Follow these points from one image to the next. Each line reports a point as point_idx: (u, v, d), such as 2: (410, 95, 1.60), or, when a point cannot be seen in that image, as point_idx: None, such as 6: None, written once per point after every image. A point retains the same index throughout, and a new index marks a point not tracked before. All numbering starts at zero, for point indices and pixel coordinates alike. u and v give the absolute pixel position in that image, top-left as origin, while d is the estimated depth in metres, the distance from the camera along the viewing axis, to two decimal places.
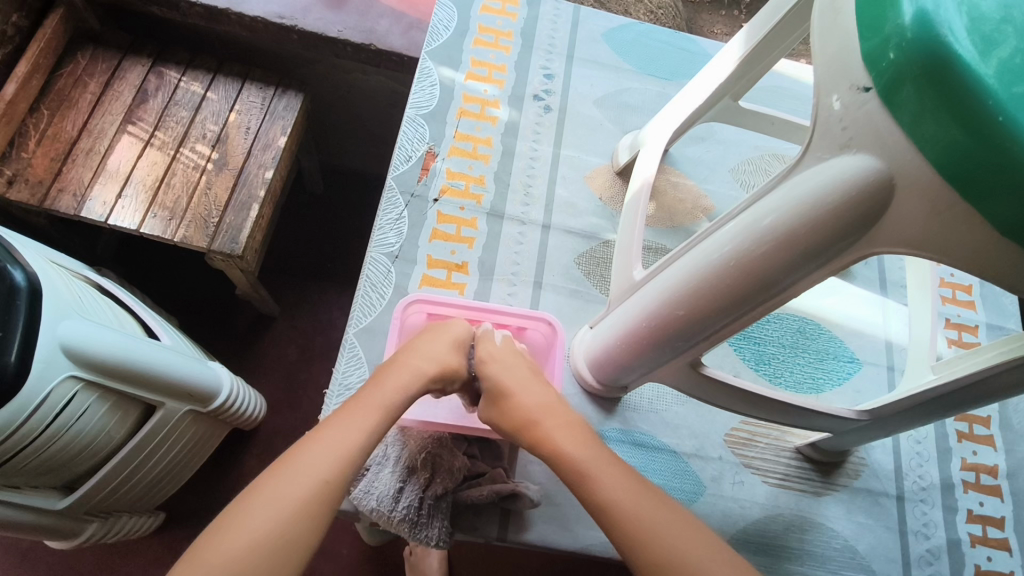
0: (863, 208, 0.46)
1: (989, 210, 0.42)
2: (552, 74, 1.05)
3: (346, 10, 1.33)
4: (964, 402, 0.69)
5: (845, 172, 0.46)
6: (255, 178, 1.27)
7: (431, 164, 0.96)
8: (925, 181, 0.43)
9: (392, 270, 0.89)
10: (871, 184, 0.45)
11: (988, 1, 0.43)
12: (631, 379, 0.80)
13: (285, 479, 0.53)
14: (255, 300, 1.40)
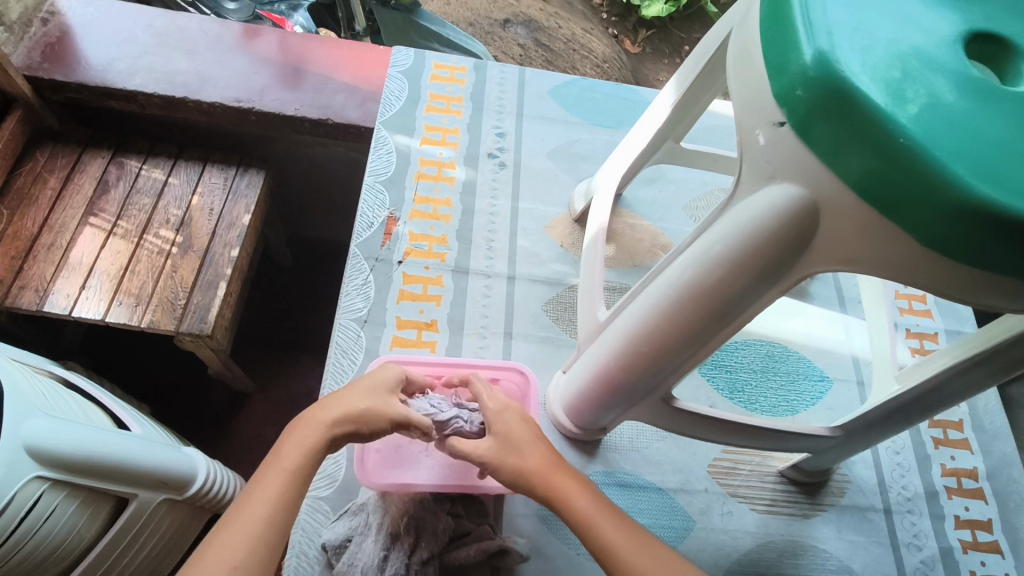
0: (799, 229, 0.49)
1: (910, 224, 0.45)
2: (504, 132, 1.10)
3: (302, 88, 1.38)
4: (927, 406, 0.71)
5: (774, 198, 0.49)
6: (221, 257, 1.28)
7: (393, 228, 0.98)
8: (846, 200, 0.46)
9: (361, 335, 0.89)
10: (803, 208, 0.48)
11: (881, 35, 0.47)
12: (610, 419, 0.80)
13: (240, 527, 0.56)
14: (229, 379, 1.38)
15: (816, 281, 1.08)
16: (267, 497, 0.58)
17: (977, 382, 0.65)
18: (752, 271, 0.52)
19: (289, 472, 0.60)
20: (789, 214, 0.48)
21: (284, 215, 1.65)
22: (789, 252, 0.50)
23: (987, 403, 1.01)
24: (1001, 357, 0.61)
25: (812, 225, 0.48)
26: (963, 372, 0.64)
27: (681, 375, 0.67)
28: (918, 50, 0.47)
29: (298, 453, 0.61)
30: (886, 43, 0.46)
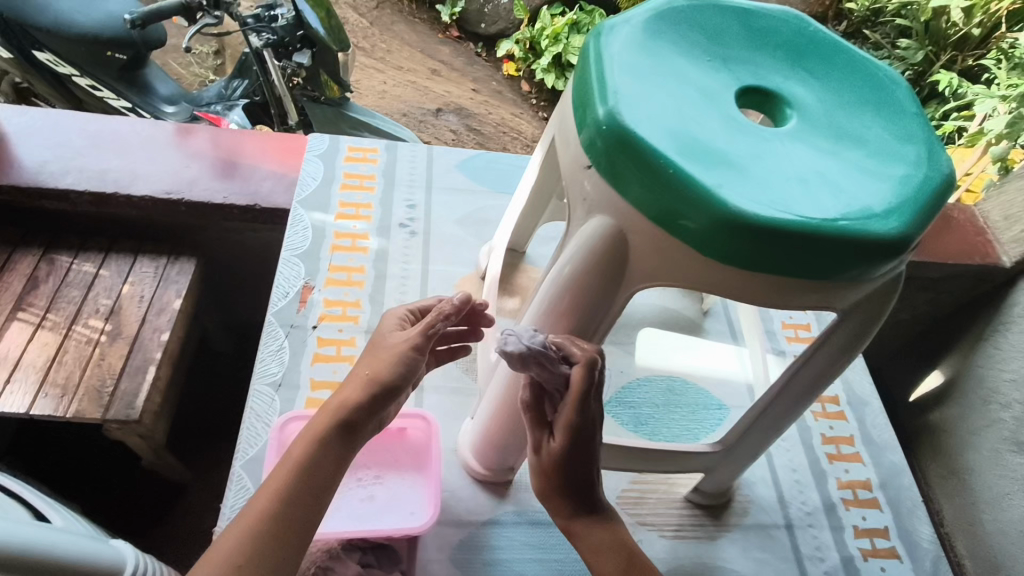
0: (611, 261, 0.57)
1: (693, 239, 0.53)
2: (414, 204, 1.19)
3: (231, 178, 1.47)
4: (772, 425, 0.78)
5: (587, 238, 0.57)
6: (150, 342, 1.31)
7: (308, 296, 1.04)
8: (642, 224, 0.55)
9: (275, 398, 0.93)
10: (612, 236, 0.57)
11: (660, 92, 0.57)
12: (512, 458, 0.86)
13: (272, 485, 0.61)
14: (162, 468, 1.38)
15: (709, 318, 1.17)
16: (302, 456, 0.62)
17: (806, 392, 0.73)
18: (584, 304, 0.60)
19: (327, 434, 0.63)
20: (598, 252, 0.57)
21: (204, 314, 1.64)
22: (607, 283, 0.59)
23: (874, 417, 1.10)
24: (826, 355, 0.68)
25: (620, 258, 0.57)
26: (803, 374, 0.71)
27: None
28: (691, 103, 0.57)
29: (336, 411, 0.63)
30: (663, 98, 0.56)
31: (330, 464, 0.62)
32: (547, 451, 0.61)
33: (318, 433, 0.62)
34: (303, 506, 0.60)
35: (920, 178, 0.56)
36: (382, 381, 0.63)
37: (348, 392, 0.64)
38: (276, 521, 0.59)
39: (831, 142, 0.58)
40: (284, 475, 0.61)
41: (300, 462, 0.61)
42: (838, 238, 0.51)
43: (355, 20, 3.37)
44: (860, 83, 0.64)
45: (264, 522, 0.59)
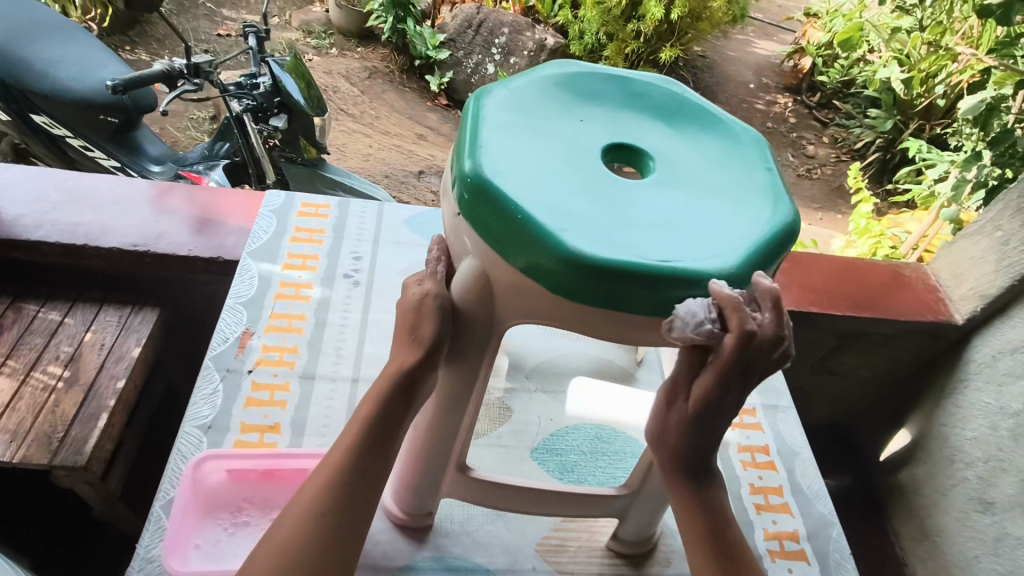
0: (482, 303, 0.63)
1: (546, 279, 0.58)
2: (360, 256, 1.25)
3: (199, 232, 1.53)
4: None
5: (459, 286, 0.64)
6: (105, 389, 1.34)
7: (247, 342, 1.08)
8: (504, 265, 0.60)
9: (203, 441, 0.94)
10: (480, 278, 0.62)
11: (525, 149, 0.63)
12: (427, 499, 0.87)
13: (313, 485, 0.62)
14: (114, 519, 1.38)
15: (642, 368, 1.21)
16: (343, 445, 0.64)
17: None
18: (465, 340, 0.66)
19: (362, 422, 0.65)
20: (470, 294, 0.63)
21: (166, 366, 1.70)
22: (483, 319, 0.65)
23: (803, 468, 1.11)
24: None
25: (488, 299, 0.63)
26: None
27: (466, 428, 0.78)
28: (554, 159, 0.63)
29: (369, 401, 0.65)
30: (526, 154, 0.63)
31: (396, 418, 0.66)
32: (681, 418, 0.62)
33: (379, 392, 0.66)
34: (348, 500, 0.61)
35: (760, 226, 0.61)
36: (422, 340, 0.65)
37: (401, 352, 0.66)
38: (349, 475, 0.62)
39: (685, 191, 0.64)
40: (355, 432, 0.64)
41: (367, 418, 0.65)
42: (672, 278, 0.56)
43: (346, 89, 3.55)
44: (722, 142, 0.70)
45: (343, 470, 0.62)
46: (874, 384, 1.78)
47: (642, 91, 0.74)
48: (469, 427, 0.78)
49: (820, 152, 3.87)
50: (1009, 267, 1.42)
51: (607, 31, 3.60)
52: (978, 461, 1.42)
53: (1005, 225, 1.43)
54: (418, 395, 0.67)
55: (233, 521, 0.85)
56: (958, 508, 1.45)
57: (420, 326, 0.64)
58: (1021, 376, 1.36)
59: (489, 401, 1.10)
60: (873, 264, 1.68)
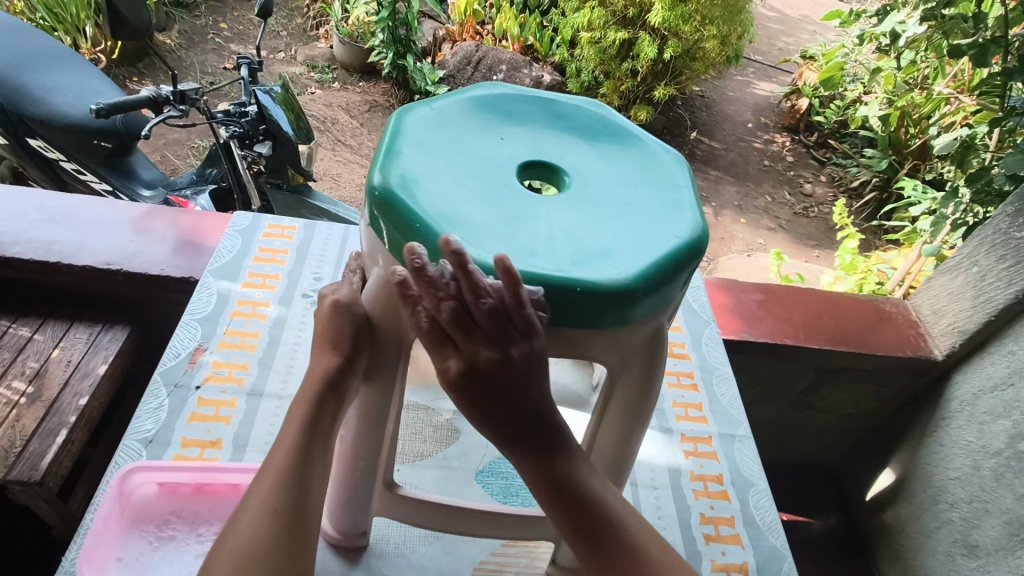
0: (389, 316, 0.64)
1: None
2: (321, 277, 1.27)
3: (175, 252, 1.54)
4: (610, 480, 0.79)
5: (371, 298, 0.65)
6: (68, 406, 1.32)
7: (199, 357, 1.09)
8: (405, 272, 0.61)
9: (142, 454, 0.94)
10: (385, 286, 0.63)
11: (435, 162, 0.65)
12: (360, 518, 0.85)
13: (261, 485, 0.61)
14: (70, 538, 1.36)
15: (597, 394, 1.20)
16: (283, 444, 0.63)
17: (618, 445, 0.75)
18: (377, 355, 0.66)
19: (294, 420, 0.65)
20: (378, 304, 0.64)
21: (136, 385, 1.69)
22: (392, 331, 0.65)
23: (757, 499, 1.08)
24: (629, 388, 0.70)
25: (395, 312, 0.64)
26: (616, 405, 0.72)
27: (389, 445, 0.77)
28: (465, 172, 0.65)
29: (301, 400, 0.66)
30: (436, 167, 0.64)
31: (330, 415, 0.65)
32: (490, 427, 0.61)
33: (308, 397, 0.65)
34: (298, 496, 0.60)
35: (663, 242, 0.62)
36: (342, 348, 0.65)
37: (324, 358, 0.66)
38: (293, 474, 0.61)
39: (593, 208, 0.65)
40: (290, 433, 0.64)
41: (302, 422, 0.64)
42: (567, 288, 0.56)
43: (345, 121, 3.63)
44: (638, 165, 0.72)
45: (287, 469, 0.61)
46: (855, 421, 1.74)
47: (566, 117, 0.77)
48: (394, 441, 0.77)
49: (817, 190, 3.88)
50: (986, 302, 1.39)
51: (603, 69, 3.68)
52: (961, 502, 1.37)
53: (981, 261, 1.41)
54: (347, 396, 0.67)
55: (158, 535, 0.84)
56: (944, 551, 1.40)
57: (337, 334, 0.65)
58: (1001, 415, 1.33)
59: (438, 424, 1.09)
60: (855, 299, 1.66)
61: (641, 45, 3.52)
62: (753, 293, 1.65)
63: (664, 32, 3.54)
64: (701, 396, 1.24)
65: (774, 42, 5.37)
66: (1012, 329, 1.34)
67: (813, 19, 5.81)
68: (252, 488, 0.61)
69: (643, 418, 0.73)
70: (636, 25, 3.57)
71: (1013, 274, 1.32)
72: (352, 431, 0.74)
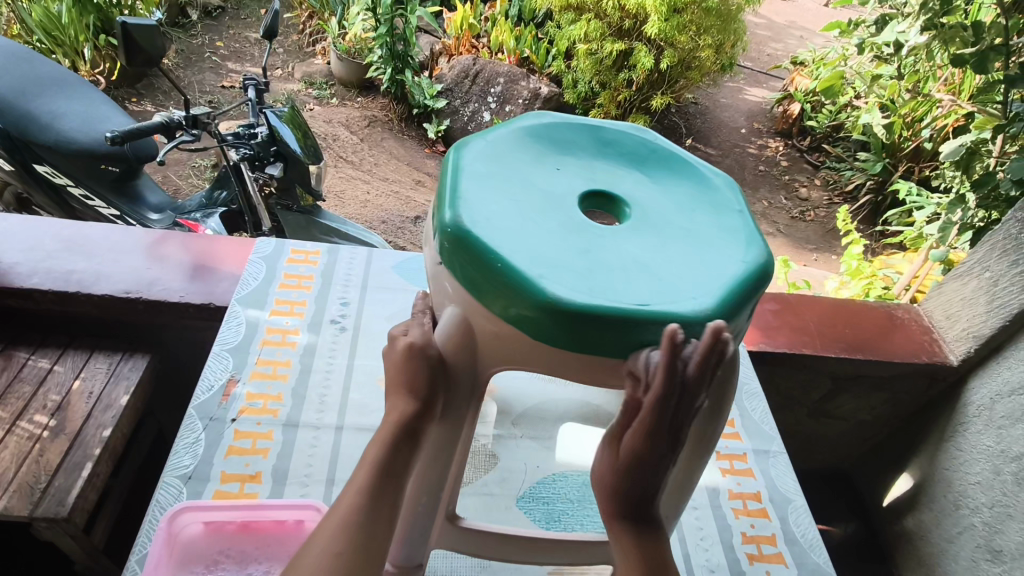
0: (463, 353, 0.64)
1: (524, 321, 0.58)
2: (347, 302, 1.29)
3: (199, 281, 1.48)
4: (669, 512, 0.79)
5: (443, 336, 0.65)
6: (92, 438, 1.28)
7: (232, 389, 1.08)
8: (479, 309, 0.61)
9: (183, 491, 0.93)
10: (457, 324, 0.63)
11: (502, 196, 0.65)
12: (417, 552, 0.84)
13: (328, 526, 0.59)
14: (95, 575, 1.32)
15: None
16: (356, 486, 0.62)
17: (681, 481, 0.75)
18: (450, 393, 0.66)
19: (366, 462, 0.63)
20: (450, 344, 0.64)
21: (155, 412, 1.66)
22: (464, 375, 0.65)
23: (797, 515, 1.09)
24: (703, 417, 0.70)
25: (468, 353, 0.64)
26: (685, 432, 0.73)
27: (452, 479, 0.76)
28: (531, 205, 0.65)
29: (375, 441, 0.64)
30: (503, 202, 0.65)
31: (403, 460, 0.64)
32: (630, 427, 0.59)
33: (382, 437, 0.64)
34: (365, 542, 0.58)
35: (731, 268, 0.63)
36: (419, 391, 0.65)
37: (399, 401, 0.65)
38: (362, 515, 0.59)
39: (658, 235, 0.66)
40: (365, 474, 0.62)
41: (375, 462, 0.63)
42: (650, 321, 0.57)
43: (345, 137, 3.63)
44: (690, 191, 0.74)
45: (356, 512, 0.60)
46: (872, 427, 1.74)
47: (613, 144, 0.78)
48: (456, 475, 0.76)
49: (813, 195, 3.92)
50: (999, 308, 1.38)
51: (599, 80, 3.70)
52: (983, 507, 1.35)
53: (992, 266, 1.40)
54: (420, 441, 0.66)
55: None
56: (967, 557, 1.38)
57: (413, 378, 0.64)
58: (1021, 419, 1.31)
59: (476, 449, 1.08)
60: (866, 306, 1.66)
61: (637, 56, 3.55)
62: (767, 303, 1.65)
63: (660, 43, 3.57)
64: (731, 412, 1.24)
65: (763, 49, 5.44)
66: None
67: (800, 25, 5.87)
68: (319, 528, 0.59)
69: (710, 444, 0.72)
70: (631, 36, 3.60)
71: None
72: (417, 471, 0.74)
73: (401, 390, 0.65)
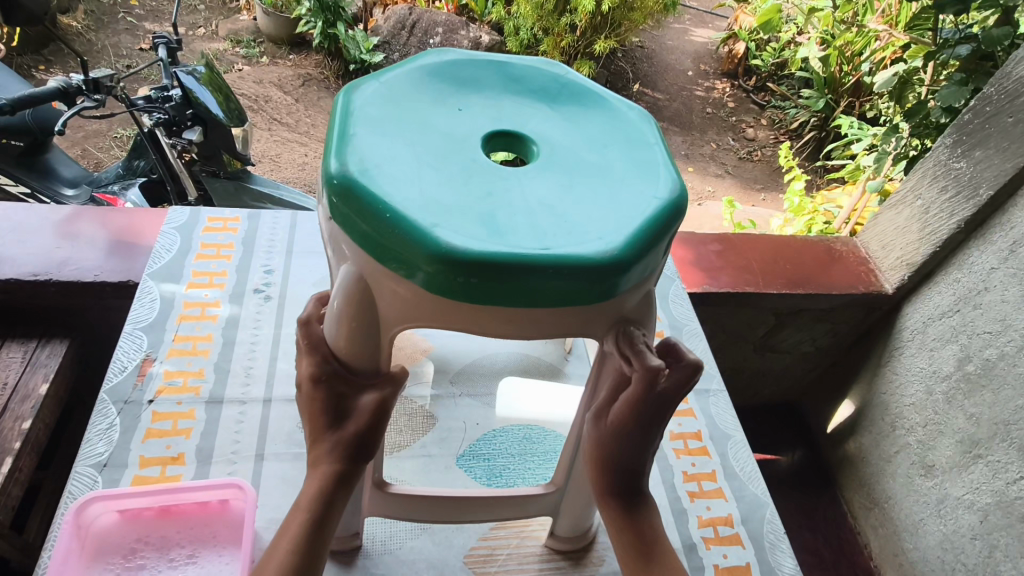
0: (363, 316, 0.60)
1: (420, 275, 0.54)
2: (272, 270, 1.23)
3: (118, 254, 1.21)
4: None
5: (342, 303, 0.60)
6: (10, 431, 1.17)
7: (148, 369, 1.02)
8: (372, 268, 0.57)
9: (98, 480, 0.88)
10: (355, 282, 0.59)
11: (396, 142, 0.60)
12: (349, 520, 0.82)
13: (272, 555, 0.60)
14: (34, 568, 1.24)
15: (571, 361, 1.20)
16: (299, 514, 0.61)
17: None
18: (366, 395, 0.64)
19: (308, 491, 0.61)
20: (356, 352, 0.62)
21: (83, 398, 1.55)
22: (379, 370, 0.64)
23: (736, 450, 1.11)
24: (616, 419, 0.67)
25: (376, 353, 0.63)
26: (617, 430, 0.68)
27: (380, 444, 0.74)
28: (428, 151, 0.60)
29: (314, 472, 0.62)
30: (396, 147, 0.60)
31: (348, 485, 0.62)
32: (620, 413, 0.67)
33: (320, 470, 0.62)
34: (315, 563, 0.60)
35: (643, 204, 0.60)
36: (338, 407, 0.62)
37: (326, 426, 0.62)
38: (309, 542, 0.60)
39: (564, 174, 0.62)
40: (306, 504, 0.61)
41: (319, 490, 0.61)
42: (554, 266, 0.53)
43: (279, 97, 3.44)
44: (603, 124, 0.70)
45: (301, 539, 0.60)
46: (813, 359, 1.78)
47: (522, 80, 0.73)
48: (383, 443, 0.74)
49: (759, 134, 3.93)
50: (931, 234, 1.40)
51: (541, 26, 3.57)
52: (917, 426, 1.41)
53: (923, 194, 1.42)
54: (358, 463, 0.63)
55: (126, 566, 0.79)
56: (902, 474, 1.45)
57: (331, 399, 0.62)
58: (949, 340, 1.35)
59: (415, 411, 1.06)
60: (806, 241, 1.67)
61: None
62: (711, 244, 1.65)
63: None
64: None
65: None
66: (956, 258, 1.36)
67: None
68: (264, 560, 0.60)
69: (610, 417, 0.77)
70: None
71: (954, 205, 1.33)
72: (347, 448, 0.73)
73: (327, 415, 0.62)
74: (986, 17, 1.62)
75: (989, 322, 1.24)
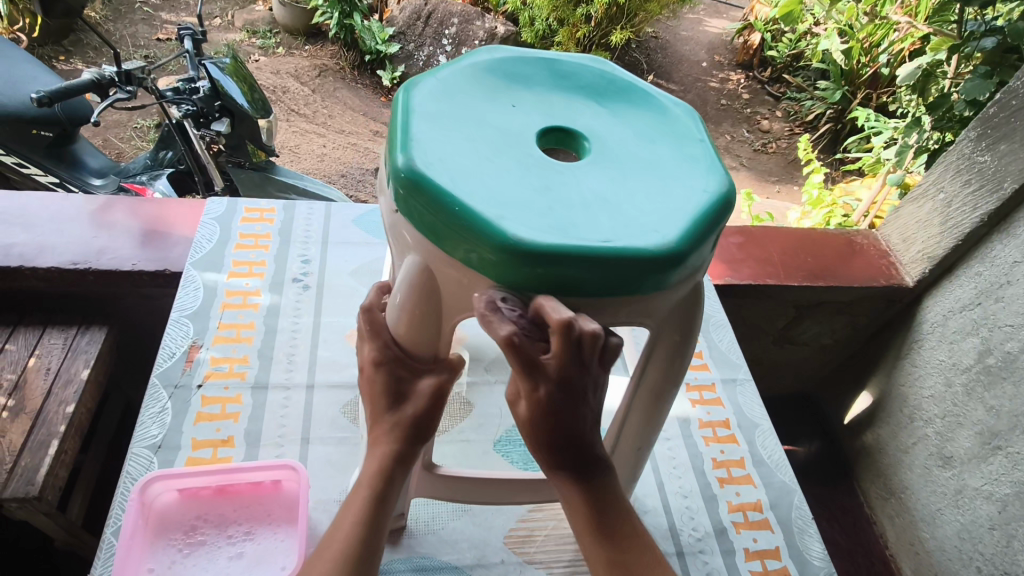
0: (427, 305, 0.63)
1: (484, 264, 0.57)
2: (308, 260, 1.26)
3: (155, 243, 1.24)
4: (633, 456, 0.85)
5: (406, 290, 0.63)
6: (55, 415, 1.20)
7: (195, 355, 1.05)
8: (438, 258, 0.60)
9: (153, 460, 0.91)
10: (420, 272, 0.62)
11: (457, 138, 0.62)
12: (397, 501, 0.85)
13: (335, 530, 0.63)
14: (79, 548, 1.28)
15: None
16: (361, 492, 0.64)
17: (639, 436, 0.83)
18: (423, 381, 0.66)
19: (369, 469, 0.64)
20: (417, 338, 0.65)
21: (118, 384, 1.59)
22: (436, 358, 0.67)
23: (764, 438, 1.13)
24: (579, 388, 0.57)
25: (435, 341, 0.66)
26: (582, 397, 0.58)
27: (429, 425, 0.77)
28: (487, 146, 0.63)
29: (374, 450, 0.65)
30: (456, 143, 0.62)
31: (406, 462, 0.65)
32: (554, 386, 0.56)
33: (381, 451, 0.64)
34: (377, 538, 0.63)
35: (694, 199, 0.62)
36: (398, 391, 0.65)
37: (387, 408, 0.65)
38: (371, 518, 0.63)
39: (616, 169, 0.64)
40: (367, 482, 0.64)
41: (379, 469, 0.64)
42: (615, 259, 0.56)
43: (296, 88, 3.46)
44: (650, 120, 0.72)
45: (362, 515, 0.63)
46: (833, 351, 1.80)
47: (570, 77, 0.75)
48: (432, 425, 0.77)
49: (774, 126, 3.91)
50: (953, 227, 1.41)
51: (557, 16, 3.56)
52: (936, 418, 1.43)
53: (946, 187, 1.43)
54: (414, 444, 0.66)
55: (187, 542, 0.82)
56: (920, 465, 1.47)
57: (392, 383, 0.65)
58: (970, 333, 1.36)
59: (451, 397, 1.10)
60: (826, 234, 1.69)
61: None
62: (732, 236, 1.66)
63: None
64: (700, 344, 1.28)
65: None
66: (979, 252, 1.37)
67: None
68: (330, 536, 0.63)
69: (679, 379, 0.75)
70: None
71: (978, 198, 1.34)
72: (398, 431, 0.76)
73: (388, 399, 0.65)
74: (1011, 10, 1.62)
75: (1011, 316, 1.25)
